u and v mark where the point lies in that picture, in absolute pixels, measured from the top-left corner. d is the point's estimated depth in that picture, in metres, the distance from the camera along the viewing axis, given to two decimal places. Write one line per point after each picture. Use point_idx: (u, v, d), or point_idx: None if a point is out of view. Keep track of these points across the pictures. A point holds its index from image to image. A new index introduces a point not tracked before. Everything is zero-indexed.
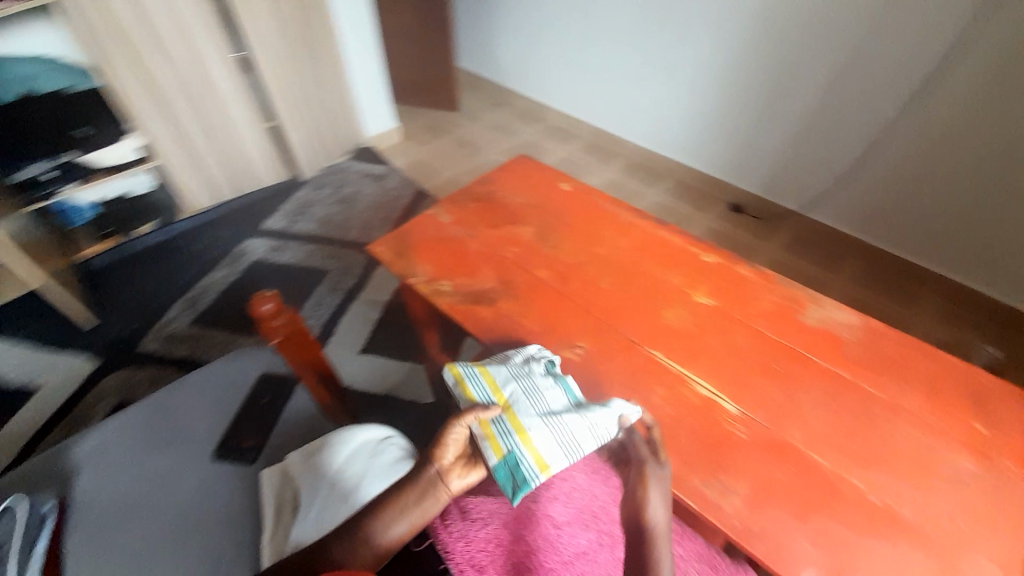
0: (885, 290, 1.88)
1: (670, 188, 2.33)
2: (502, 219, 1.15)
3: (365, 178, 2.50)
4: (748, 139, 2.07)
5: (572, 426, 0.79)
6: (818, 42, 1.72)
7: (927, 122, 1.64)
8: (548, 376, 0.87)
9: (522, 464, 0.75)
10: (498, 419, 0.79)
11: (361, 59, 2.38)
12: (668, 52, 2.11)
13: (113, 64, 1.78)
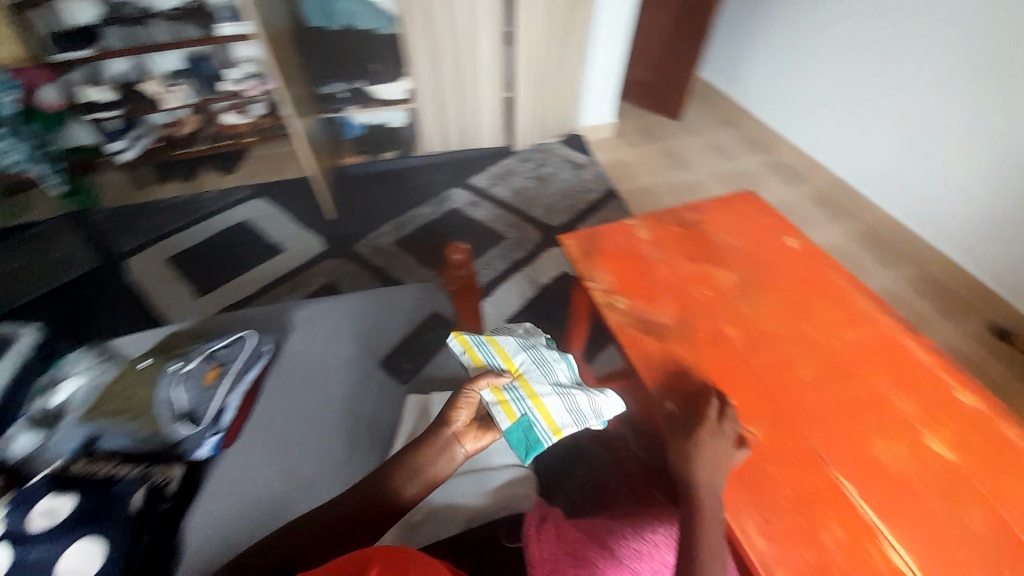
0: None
1: (911, 276, 1.97)
2: (702, 254, 1.05)
3: (567, 163, 2.57)
4: None
5: (578, 399, 0.79)
6: None
7: None
8: (552, 353, 0.87)
9: (535, 427, 0.74)
10: (510, 386, 0.77)
11: (604, 50, 2.48)
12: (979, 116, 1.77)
13: (410, 17, 2.11)
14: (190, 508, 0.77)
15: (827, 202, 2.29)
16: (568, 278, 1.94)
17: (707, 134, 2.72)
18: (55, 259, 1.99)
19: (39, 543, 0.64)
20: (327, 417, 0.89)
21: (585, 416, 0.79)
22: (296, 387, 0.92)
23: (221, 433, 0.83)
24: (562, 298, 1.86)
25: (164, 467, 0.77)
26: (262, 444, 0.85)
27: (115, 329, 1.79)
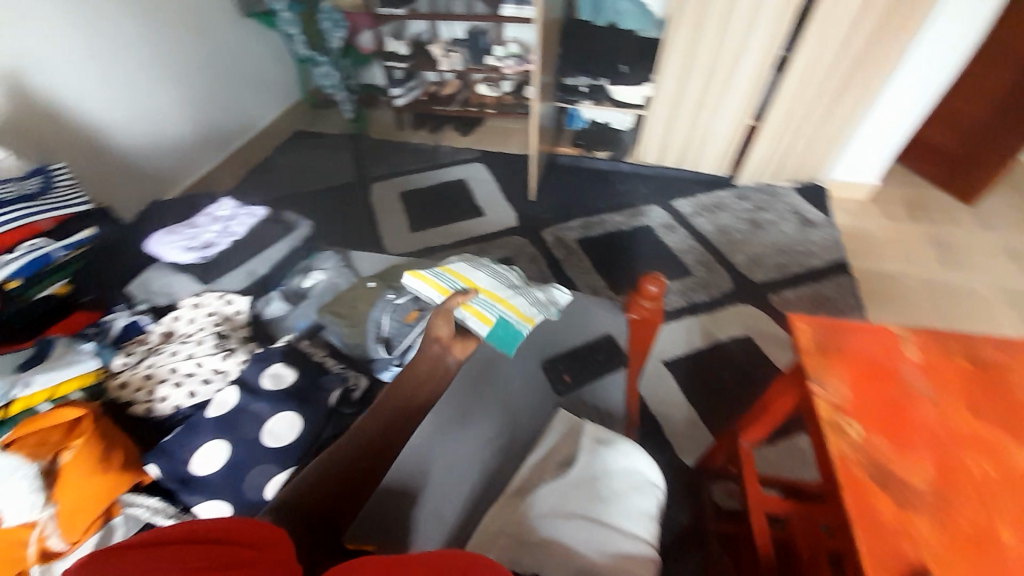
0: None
1: None
2: (991, 411, 0.67)
3: (792, 215, 2.19)
4: None
5: (531, 299, 1.01)
6: None
7: None
8: (495, 265, 1.07)
9: (511, 323, 0.95)
10: (477, 299, 0.95)
11: (900, 95, 2.02)
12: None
13: (678, 21, 2.00)
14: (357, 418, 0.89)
15: None
16: (747, 343, 1.68)
17: (1012, 235, 2.05)
18: (326, 167, 2.52)
19: (260, 397, 0.80)
20: (481, 391, 0.92)
21: (543, 304, 1.03)
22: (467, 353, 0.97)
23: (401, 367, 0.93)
24: (733, 362, 1.63)
25: (356, 375, 0.90)
26: None
27: (345, 235, 2.19)
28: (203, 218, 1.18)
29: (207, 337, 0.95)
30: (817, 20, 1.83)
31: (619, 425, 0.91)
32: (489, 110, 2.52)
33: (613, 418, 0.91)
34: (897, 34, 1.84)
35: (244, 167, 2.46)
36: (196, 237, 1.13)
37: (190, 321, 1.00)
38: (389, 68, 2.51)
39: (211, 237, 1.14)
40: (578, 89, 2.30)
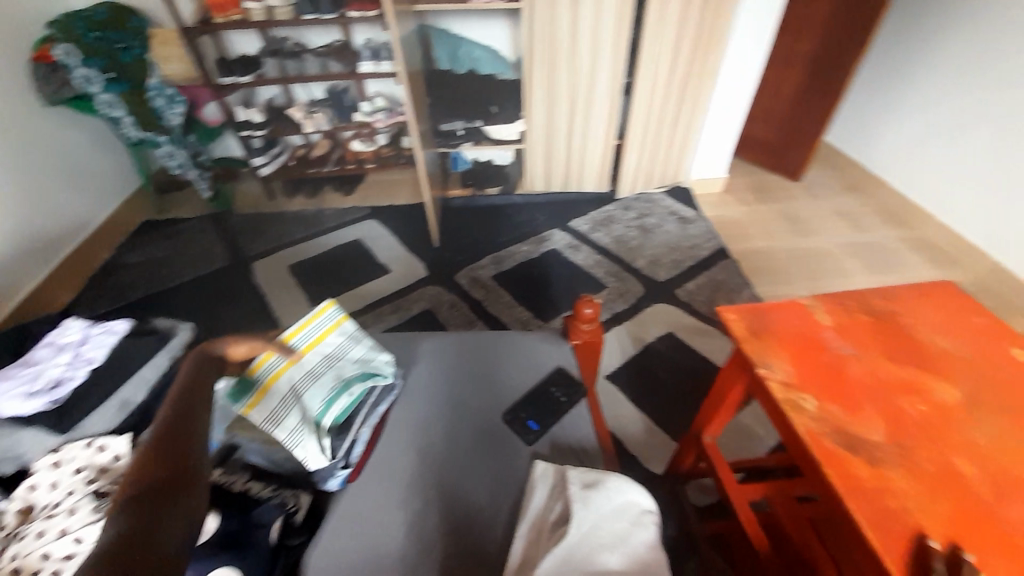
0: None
1: None
2: (903, 353, 0.75)
3: (671, 216, 2.44)
4: None
5: (290, 418, 0.81)
6: None
7: None
8: (340, 380, 0.88)
9: (250, 391, 0.82)
10: (278, 363, 0.85)
11: (726, 102, 2.35)
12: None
13: (532, 62, 2.14)
14: (308, 545, 0.76)
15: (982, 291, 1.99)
16: (672, 339, 1.79)
17: (830, 200, 2.48)
18: (195, 253, 2.21)
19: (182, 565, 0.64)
20: (445, 468, 0.85)
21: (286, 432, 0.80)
22: (413, 430, 0.91)
23: (349, 468, 0.83)
24: (665, 360, 1.71)
25: (295, 494, 0.79)
26: (379, 487, 0.83)
27: (237, 325, 1.93)
28: (45, 350, 0.93)
29: (82, 501, 0.73)
30: (647, 48, 2.08)
31: (597, 460, 0.87)
32: (369, 165, 2.43)
33: (589, 453, 0.88)
34: (710, 56, 2.15)
35: (82, 273, 2.06)
36: (38, 377, 0.88)
37: (52, 487, 0.77)
38: (246, 138, 2.31)
39: (61, 371, 0.89)
40: (455, 133, 2.36)
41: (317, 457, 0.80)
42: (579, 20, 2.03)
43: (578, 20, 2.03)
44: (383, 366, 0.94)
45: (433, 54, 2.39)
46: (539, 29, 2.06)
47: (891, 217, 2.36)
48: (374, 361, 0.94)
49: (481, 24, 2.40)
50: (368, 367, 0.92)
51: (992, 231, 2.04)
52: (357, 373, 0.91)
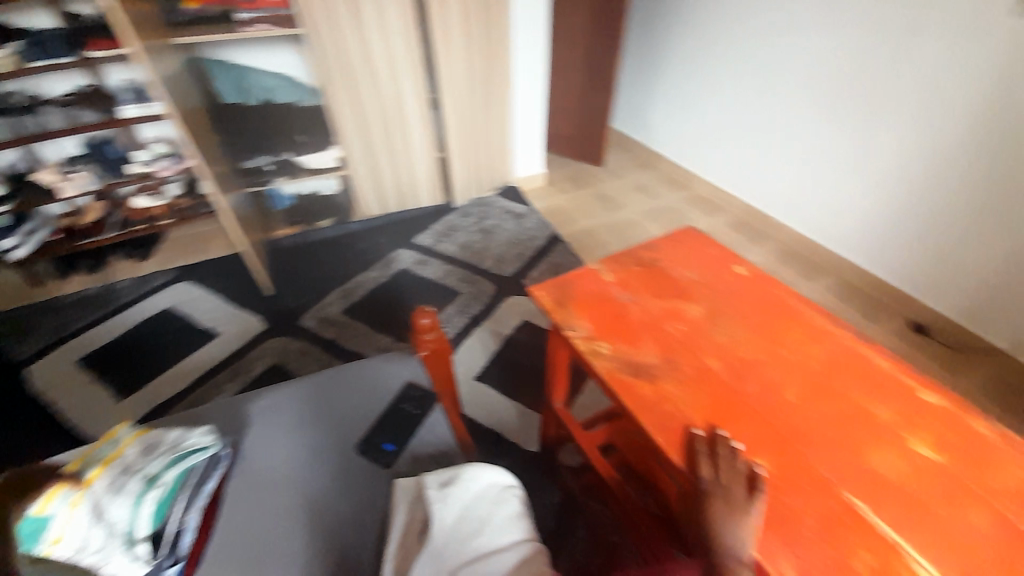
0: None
1: (830, 286, 2.08)
2: (666, 289, 0.93)
3: (507, 215, 2.61)
4: (930, 249, 1.83)
5: (96, 536, 0.68)
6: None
7: None
8: (156, 475, 0.76)
9: (41, 534, 0.64)
10: (73, 488, 0.69)
11: (527, 104, 2.58)
12: (901, 133, 1.79)
13: (333, 88, 2.10)
14: None
15: (744, 226, 2.42)
16: (529, 327, 1.92)
17: (629, 177, 2.84)
18: None
19: None
20: (305, 521, 0.82)
21: (97, 557, 0.67)
22: (263, 498, 0.85)
23: (181, 562, 0.75)
24: (527, 347, 1.83)
25: None
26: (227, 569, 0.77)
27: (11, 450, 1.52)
28: None
29: None
30: (441, 62, 2.18)
31: (457, 458, 0.91)
32: (163, 222, 2.08)
33: (449, 454, 0.91)
34: (501, 66, 2.34)
35: None
36: None
37: None
38: None
39: None
40: (262, 169, 2.24)
41: (133, 567, 0.69)
42: (368, 41, 2.04)
43: (368, 41, 2.04)
44: (207, 441, 0.84)
45: (213, 88, 2.16)
46: (331, 54, 2.03)
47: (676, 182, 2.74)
48: (196, 441, 0.83)
49: (266, 53, 2.24)
50: (191, 449, 0.81)
51: (748, 178, 2.41)
52: (176, 459, 0.79)
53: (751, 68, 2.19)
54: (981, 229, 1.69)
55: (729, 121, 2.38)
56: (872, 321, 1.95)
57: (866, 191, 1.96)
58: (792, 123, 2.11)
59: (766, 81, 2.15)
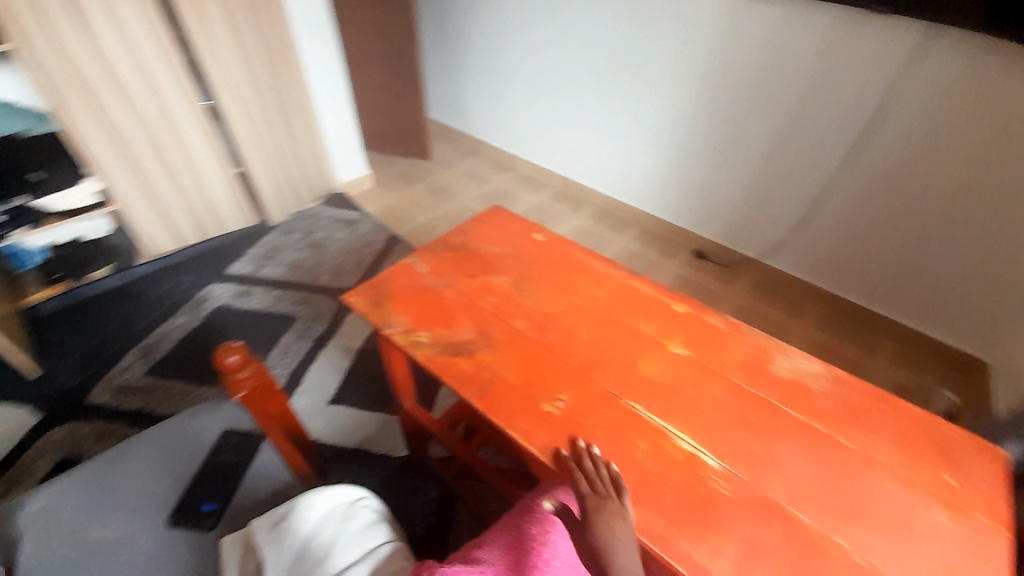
0: (902, 355, 1.62)
1: (637, 236, 2.11)
2: (475, 268, 0.99)
3: (336, 223, 2.30)
4: (702, 189, 1.91)
5: None
6: (764, 100, 1.60)
7: (862, 177, 1.53)
8: None
9: None
10: None
11: (332, 110, 2.24)
12: (673, 80, 1.77)
13: (68, 106, 1.64)
14: None
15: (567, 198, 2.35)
16: None
17: (459, 167, 2.62)
18: None
19: None
20: None
21: None
22: None
23: None
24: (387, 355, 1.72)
25: None
26: None
27: None
28: None
29: None
30: (209, 65, 1.81)
31: (296, 491, 0.85)
32: None
33: (286, 488, 0.85)
34: (286, 62, 1.98)
35: None
36: None
37: None
38: None
39: None
40: None
41: None
42: (101, 43, 1.62)
43: (98, 42, 1.61)
44: None
45: None
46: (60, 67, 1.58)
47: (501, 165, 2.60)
48: None
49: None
50: None
51: (564, 152, 2.30)
52: None
53: (535, 38, 2.10)
54: (736, 157, 1.76)
55: (532, 96, 2.28)
56: (668, 257, 2.02)
57: (657, 146, 1.95)
58: (582, 91, 2.07)
59: (548, 50, 2.08)
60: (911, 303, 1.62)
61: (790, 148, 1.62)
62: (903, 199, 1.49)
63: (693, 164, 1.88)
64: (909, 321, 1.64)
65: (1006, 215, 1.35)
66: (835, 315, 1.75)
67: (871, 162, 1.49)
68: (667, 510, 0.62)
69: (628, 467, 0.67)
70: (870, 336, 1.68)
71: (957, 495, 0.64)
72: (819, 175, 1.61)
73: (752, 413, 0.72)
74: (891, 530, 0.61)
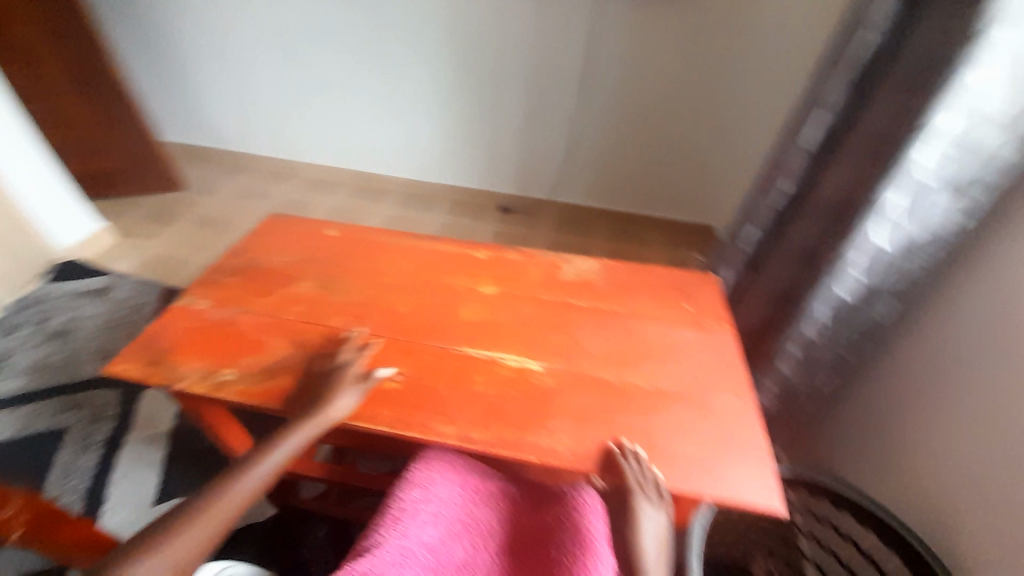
0: (680, 242, 1.96)
1: (448, 210, 2.08)
2: (270, 283, 0.91)
3: (80, 298, 1.69)
4: (486, 147, 1.99)
5: None
6: (512, 52, 1.74)
7: (603, 99, 1.76)
8: None
9: None
10: None
11: (12, 160, 1.63)
12: (427, 49, 1.80)
13: None
14: None
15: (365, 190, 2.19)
16: None
17: (226, 188, 2.20)
18: None
19: None
20: None
21: None
22: None
23: None
24: None
25: None
26: None
27: None
28: None
29: None
30: None
31: None
32: None
33: None
34: None
35: None
36: None
37: None
38: None
39: None
40: None
41: None
42: None
43: None
44: None
45: None
46: None
47: (279, 174, 2.26)
48: None
49: None
50: None
51: (349, 144, 2.12)
52: None
53: (273, 27, 1.89)
54: (504, 111, 1.88)
55: (288, 92, 2.04)
56: (479, 219, 2.05)
57: (432, 116, 1.96)
58: (347, 75, 1.94)
59: (292, 37, 1.89)
60: (665, 198, 1.95)
61: (545, 90, 1.79)
62: (637, 111, 1.77)
63: (478, 127, 1.94)
64: (673, 212, 1.98)
65: (702, 107, 1.72)
66: (618, 225, 2.02)
67: (603, 88, 1.74)
68: (510, 418, 0.71)
69: (471, 401, 0.73)
70: (644, 233, 2.00)
71: (696, 315, 0.87)
72: (571, 109, 1.81)
73: (555, 315, 0.86)
74: (660, 357, 0.80)
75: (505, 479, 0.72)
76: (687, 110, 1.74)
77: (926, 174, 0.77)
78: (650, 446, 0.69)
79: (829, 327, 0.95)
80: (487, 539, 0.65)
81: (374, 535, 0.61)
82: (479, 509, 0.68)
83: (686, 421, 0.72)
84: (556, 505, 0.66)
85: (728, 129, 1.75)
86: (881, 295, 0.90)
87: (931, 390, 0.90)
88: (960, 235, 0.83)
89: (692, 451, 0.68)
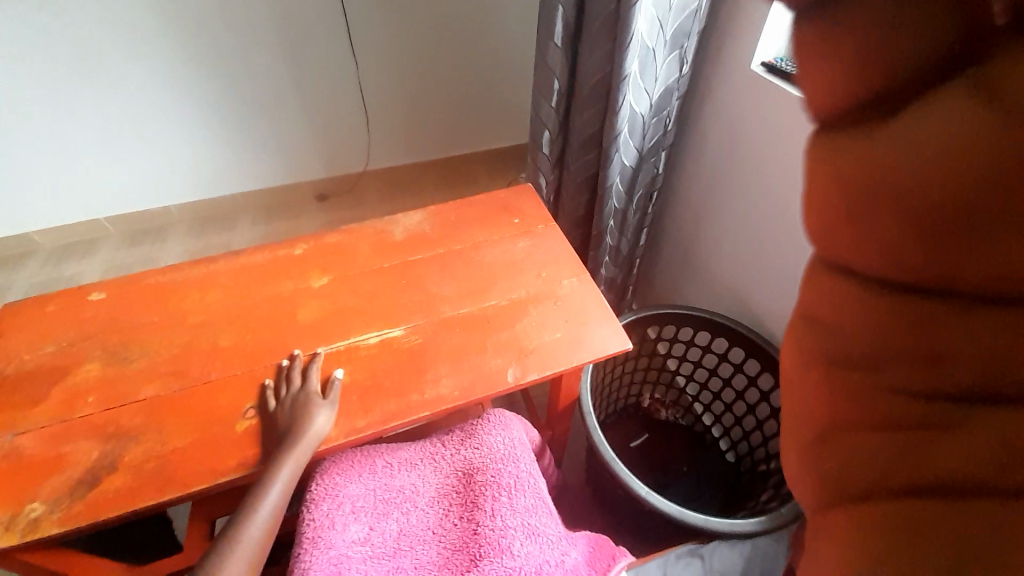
0: (504, 168, 2.01)
1: (255, 221, 1.81)
2: (42, 383, 0.72)
3: None
4: (268, 140, 1.72)
5: None
6: (248, 25, 1.47)
7: (374, 50, 1.61)
8: None
9: None
10: None
11: None
12: (137, 44, 1.42)
13: None
14: None
15: (140, 234, 1.77)
16: None
17: None
18: None
19: None
20: None
21: None
22: None
23: None
24: None
25: None
26: None
27: None
28: None
29: None
30: None
31: None
32: None
33: None
34: None
35: None
36: None
37: None
38: None
39: None
40: None
41: None
42: None
43: None
44: None
45: None
46: None
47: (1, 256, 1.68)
48: None
49: None
50: None
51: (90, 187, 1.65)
52: None
53: None
54: (269, 93, 1.62)
55: None
56: (296, 218, 1.83)
57: (184, 123, 1.60)
58: (32, 102, 1.45)
59: None
60: (475, 133, 1.94)
61: (308, 56, 1.57)
62: (414, 53, 1.66)
63: (248, 119, 1.65)
64: (488, 143, 1.99)
65: (476, 34, 1.67)
66: (441, 173, 1.98)
67: (369, 39, 1.58)
68: (389, 390, 0.71)
69: (344, 395, 0.70)
70: (467, 172, 2.00)
71: (524, 224, 0.94)
72: (346, 70, 1.63)
73: (399, 278, 0.85)
74: (508, 272, 0.86)
75: (409, 445, 0.71)
76: (460, 37, 1.66)
77: (644, 39, 0.89)
78: (520, 350, 0.76)
79: (626, 191, 1.11)
80: (414, 500, 0.66)
81: (300, 563, 0.59)
82: (399, 480, 0.67)
83: (542, 315, 0.80)
84: (464, 439, 0.69)
85: (507, 49, 1.74)
86: (649, 152, 1.07)
87: (706, 212, 1.12)
88: (681, 79, 1.00)
89: (553, 338, 0.77)
